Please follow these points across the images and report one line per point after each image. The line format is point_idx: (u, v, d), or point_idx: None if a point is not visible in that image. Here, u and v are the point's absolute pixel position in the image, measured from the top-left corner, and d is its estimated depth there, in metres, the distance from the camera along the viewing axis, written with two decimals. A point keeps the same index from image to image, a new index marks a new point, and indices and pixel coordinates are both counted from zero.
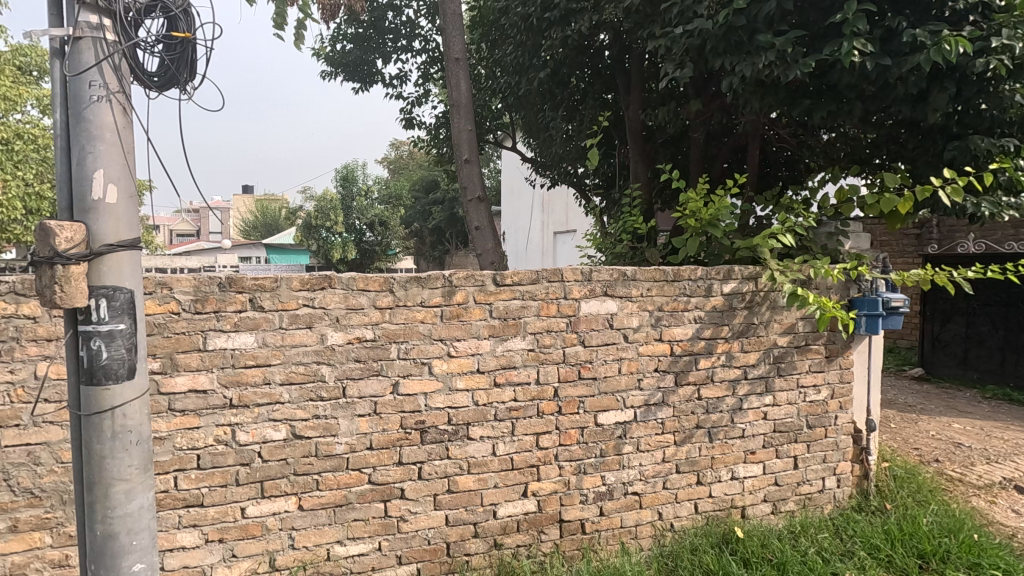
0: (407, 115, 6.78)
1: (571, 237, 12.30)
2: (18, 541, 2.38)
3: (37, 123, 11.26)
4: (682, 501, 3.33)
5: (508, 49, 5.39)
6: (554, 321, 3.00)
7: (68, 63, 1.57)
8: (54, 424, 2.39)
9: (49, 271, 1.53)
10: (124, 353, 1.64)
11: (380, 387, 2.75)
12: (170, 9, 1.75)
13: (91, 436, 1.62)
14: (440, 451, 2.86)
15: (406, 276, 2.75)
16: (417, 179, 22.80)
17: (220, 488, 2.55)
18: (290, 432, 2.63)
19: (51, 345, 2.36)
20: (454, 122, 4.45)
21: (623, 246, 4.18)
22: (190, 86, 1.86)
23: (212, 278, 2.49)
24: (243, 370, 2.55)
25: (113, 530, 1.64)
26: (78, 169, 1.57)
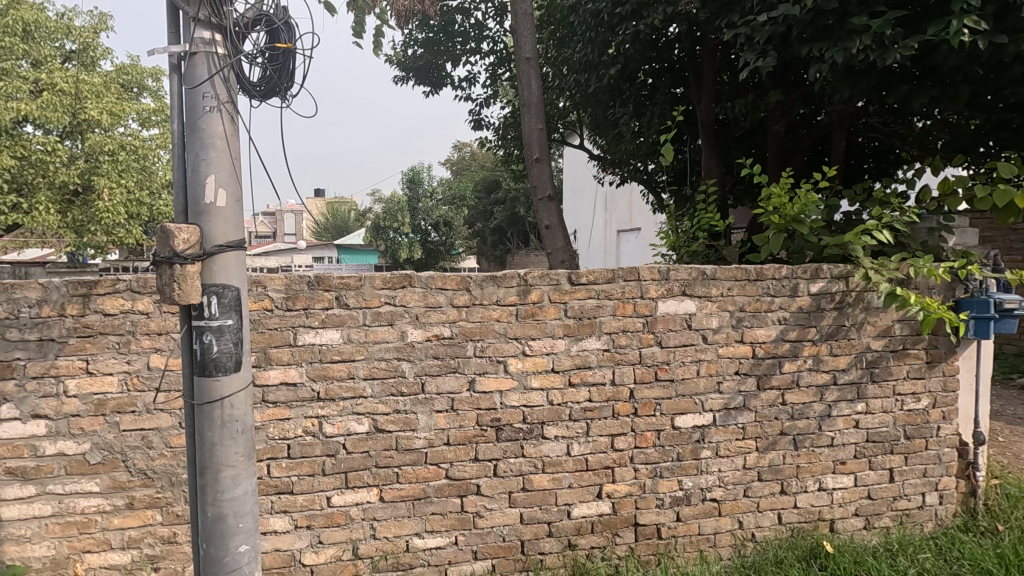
0: (475, 116, 6.88)
1: (636, 236, 12.04)
2: (134, 517, 2.60)
3: (137, 136, 12.36)
4: (765, 511, 3.18)
5: (575, 47, 5.34)
6: (631, 321, 2.94)
7: (184, 77, 1.69)
8: (164, 411, 2.60)
9: (168, 270, 1.64)
10: (232, 346, 1.74)
11: (457, 384, 2.80)
12: (274, 22, 1.85)
13: (204, 424, 1.73)
14: (515, 449, 2.88)
15: (483, 275, 2.78)
16: (480, 179, 23.03)
17: (308, 477, 2.69)
18: (373, 425, 2.73)
19: (161, 339, 2.56)
20: (525, 122, 4.46)
21: (698, 245, 4.01)
22: (289, 94, 1.96)
23: (302, 278, 2.62)
24: (330, 365, 2.67)
25: (222, 512, 1.76)
26: (193, 175, 1.69)
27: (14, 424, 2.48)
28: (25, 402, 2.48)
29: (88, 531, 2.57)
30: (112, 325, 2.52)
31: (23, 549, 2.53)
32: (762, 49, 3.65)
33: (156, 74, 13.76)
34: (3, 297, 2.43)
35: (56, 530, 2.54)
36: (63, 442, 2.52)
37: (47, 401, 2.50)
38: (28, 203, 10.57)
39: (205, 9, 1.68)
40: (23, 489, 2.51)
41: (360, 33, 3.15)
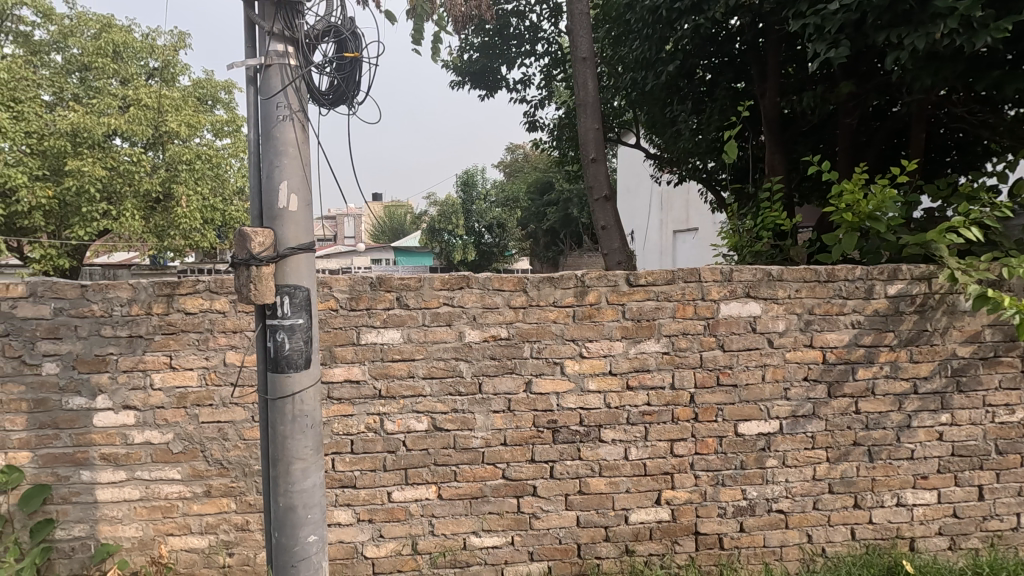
0: (530, 118, 6.90)
1: (693, 236, 11.70)
2: (212, 504, 2.76)
3: (211, 146, 13.17)
4: (836, 525, 3.01)
5: (632, 45, 5.25)
6: (691, 323, 2.86)
7: (259, 88, 1.79)
8: (238, 405, 2.74)
9: (245, 271, 1.73)
10: (302, 344, 1.82)
11: (514, 385, 2.81)
12: (342, 32, 1.92)
13: (276, 419, 1.82)
14: (572, 452, 2.86)
15: (540, 276, 2.78)
16: (533, 180, 23.05)
17: (369, 472, 2.77)
18: (432, 423, 2.78)
19: (236, 337, 2.71)
20: (581, 122, 4.43)
21: (762, 245, 3.81)
22: (356, 101, 2.03)
23: (365, 279, 2.70)
24: (390, 363, 2.74)
25: (293, 503, 1.84)
26: (267, 182, 1.78)
27: (108, 413, 2.70)
28: (118, 393, 2.69)
29: (170, 515, 2.75)
30: (193, 323, 2.69)
31: (115, 529, 2.74)
32: (834, 38, 3.47)
33: (228, 87, 14.61)
34: (99, 296, 2.65)
35: (143, 513, 2.74)
36: (149, 432, 2.72)
37: (136, 393, 2.70)
38: (117, 211, 11.42)
39: (279, 24, 1.77)
40: (115, 473, 2.72)
41: (419, 39, 3.23)
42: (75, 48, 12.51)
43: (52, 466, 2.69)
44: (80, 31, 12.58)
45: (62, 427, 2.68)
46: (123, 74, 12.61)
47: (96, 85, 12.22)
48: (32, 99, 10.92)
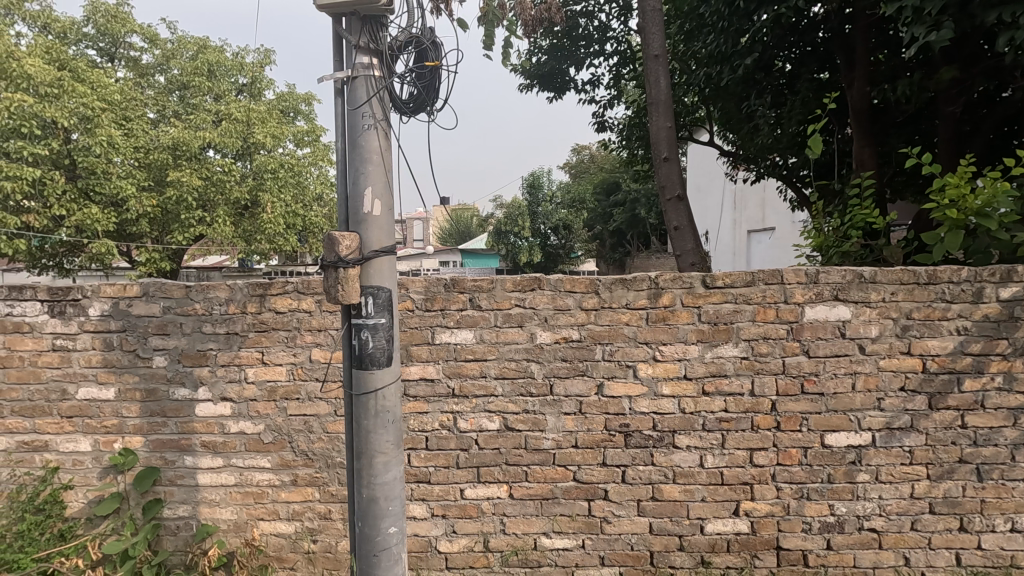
0: (598, 118, 6.83)
1: (769, 236, 11.15)
2: (298, 493, 2.94)
3: (293, 155, 14.01)
4: (938, 549, 2.78)
5: (706, 40, 5.09)
6: (772, 327, 2.73)
7: (346, 99, 1.88)
8: (322, 400, 2.90)
9: (333, 272, 1.83)
10: (385, 343, 1.90)
11: (586, 387, 2.79)
12: (422, 42, 1.99)
13: (361, 413, 1.91)
14: (645, 457, 2.80)
15: (612, 278, 2.75)
16: (599, 181, 22.76)
17: (443, 468, 2.85)
18: (503, 423, 2.82)
19: (320, 335, 2.87)
20: (653, 121, 4.34)
21: (852, 244, 3.51)
22: (435, 108, 2.09)
23: (440, 280, 2.79)
24: (464, 363, 2.81)
25: (375, 495, 1.92)
26: (354, 188, 1.87)
27: (208, 404, 2.93)
28: (216, 385, 2.92)
29: (261, 501, 2.95)
30: (282, 322, 2.87)
31: (213, 511, 2.97)
32: (936, 20, 3.18)
33: (308, 99, 15.48)
34: (201, 296, 2.89)
35: (237, 498, 2.95)
36: (243, 422, 2.92)
37: (232, 385, 2.91)
38: (211, 217, 12.35)
39: (365, 37, 1.86)
40: (214, 460, 2.95)
41: (490, 45, 3.29)
42: (176, 69, 13.69)
43: (160, 451, 2.96)
44: (180, 53, 13.76)
45: (169, 415, 2.94)
46: (216, 91, 13.66)
47: (193, 101, 13.30)
48: (140, 117, 12.04)
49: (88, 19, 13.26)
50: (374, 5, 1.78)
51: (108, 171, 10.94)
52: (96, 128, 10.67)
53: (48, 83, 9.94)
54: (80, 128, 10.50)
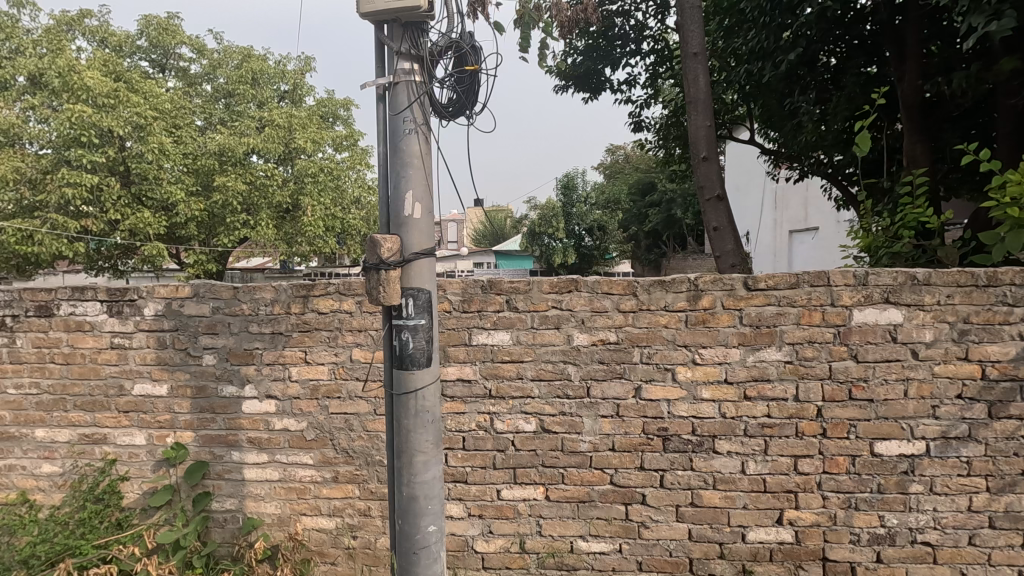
0: (634, 118, 6.75)
1: (812, 237, 10.80)
2: (339, 489, 3.01)
3: (332, 159, 14.35)
4: (998, 566, 2.64)
5: (747, 36, 4.97)
6: (818, 331, 2.64)
7: (388, 105, 1.92)
8: (362, 399, 2.96)
9: (375, 274, 1.87)
10: (425, 343, 1.92)
11: (623, 390, 2.77)
12: (462, 47, 2.01)
13: (401, 412, 1.94)
14: (683, 462, 2.76)
15: (650, 280, 2.71)
16: (634, 181, 22.49)
17: (480, 469, 2.87)
18: (540, 425, 2.82)
19: (361, 335, 2.93)
20: (692, 120, 4.26)
21: (903, 245, 3.36)
22: (474, 112, 2.11)
23: (477, 281, 2.81)
24: (500, 364, 2.82)
25: (415, 493, 1.95)
26: (395, 192, 1.91)
27: (254, 401, 3.03)
28: (262, 383, 3.02)
29: (304, 496, 3.03)
30: (325, 322, 2.95)
31: (258, 505, 3.07)
32: (997, 8, 3.05)
33: (346, 104, 15.85)
34: (248, 297, 2.99)
35: (281, 493, 3.04)
36: (287, 420, 3.01)
37: (277, 383, 3.00)
38: (254, 220, 12.69)
39: (407, 43, 1.89)
40: (259, 455, 3.05)
41: (527, 47, 3.30)
42: (222, 78, 14.23)
43: (209, 446, 3.07)
44: (226, 62, 14.30)
45: (218, 412, 3.06)
46: (260, 98, 14.13)
47: (238, 109, 13.80)
48: (188, 124, 12.56)
49: (141, 33, 13.92)
50: (416, 11, 1.81)
51: (158, 176, 11.44)
52: (148, 136, 11.21)
53: (104, 93, 10.65)
54: (134, 136, 11.04)
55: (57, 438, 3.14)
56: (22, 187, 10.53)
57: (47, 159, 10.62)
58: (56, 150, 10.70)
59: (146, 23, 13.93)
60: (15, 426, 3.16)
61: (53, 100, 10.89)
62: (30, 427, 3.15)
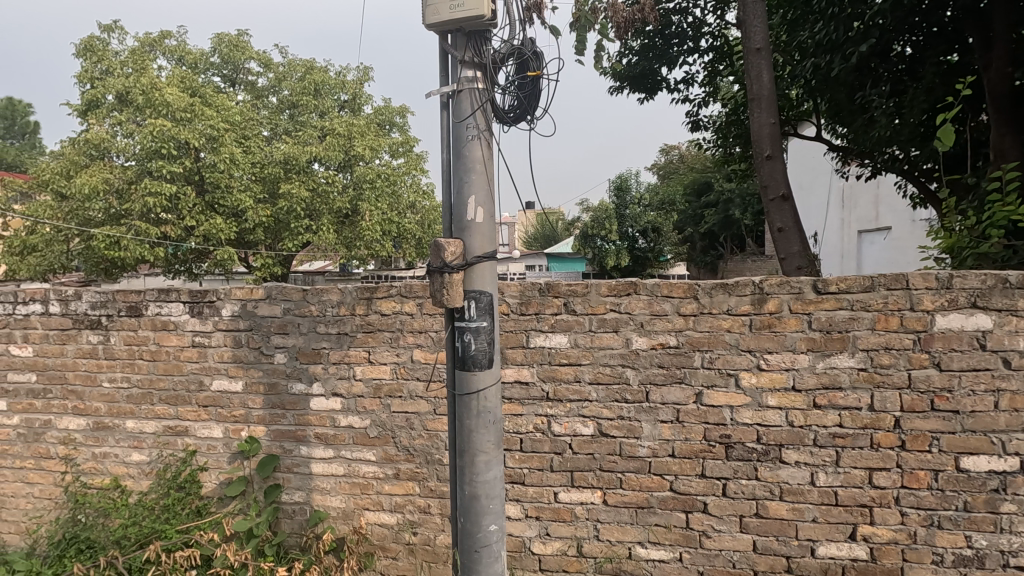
0: (692, 117, 6.60)
1: (884, 236, 10.21)
2: (400, 486, 3.10)
3: (389, 165, 14.78)
4: None
5: (814, 28, 4.77)
6: (895, 337, 2.50)
7: (452, 113, 1.96)
8: (423, 398, 3.04)
9: (440, 278, 1.92)
10: (486, 345, 1.95)
11: (683, 395, 2.71)
12: (524, 54, 2.04)
13: (464, 413, 1.98)
14: (748, 471, 2.67)
15: (712, 283, 2.65)
16: (689, 182, 21.93)
17: (538, 471, 2.89)
18: (598, 428, 2.80)
19: (422, 336, 3.02)
20: (754, 117, 4.13)
21: (992, 245, 3.12)
22: (535, 116, 2.14)
23: (535, 284, 2.83)
24: (558, 367, 2.83)
25: (477, 492, 1.98)
26: (458, 197, 1.94)
27: (321, 399, 3.17)
28: (329, 381, 3.15)
29: (367, 492, 3.14)
30: (387, 323, 3.05)
31: (324, 498, 3.20)
32: None
33: (402, 111, 16.29)
34: (316, 298, 3.13)
35: (346, 488, 3.17)
36: (352, 417, 3.13)
37: (343, 382, 3.13)
38: (316, 226, 13.18)
39: (470, 51, 1.93)
40: (325, 451, 3.18)
41: (583, 49, 3.30)
42: (286, 90, 14.96)
43: (279, 440, 3.24)
44: (290, 75, 15.03)
45: (288, 408, 3.21)
46: (322, 108, 14.76)
47: (302, 119, 14.46)
48: (255, 135, 13.27)
49: (214, 50, 14.84)
50: (479, 20, 1.85)
51: (229, 185, 12.13)
52: (220, 146, 11.91)
53: (182, 108, 11.45)
54: (207, 148, 11.78)
55: (145, 428, 3.39)
56: (110, 197, 11.42)
57: (132, 171, 11.48)
58: (139, 162, 11.55)
59: (219, 41, 14.83)
60: (109, 417, 3.44)
61: (138, 115, 11.78)
62: (121, 419, 3.42)
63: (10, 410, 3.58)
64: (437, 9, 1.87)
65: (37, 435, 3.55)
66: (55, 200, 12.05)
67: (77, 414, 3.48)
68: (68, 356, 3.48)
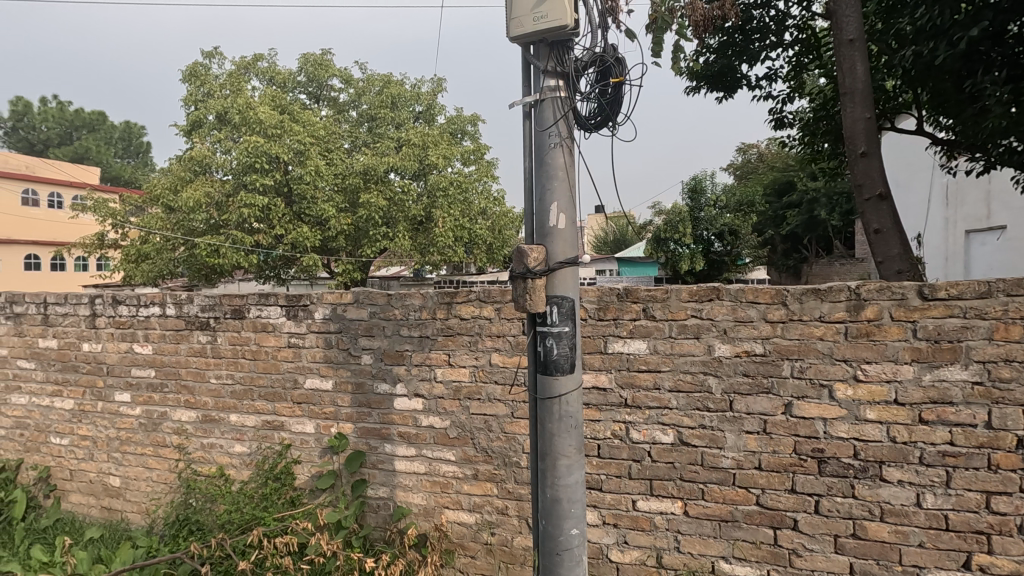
0: (775, 115, 6.30)
1: (999, 236, 9.25)
2: (479, 486, 3.17)
3: (461, 173, 15.15)
4: None
5: (914, 14, 4.43)
6: (1017, 348, 2.27)
7: (534, 122, 2.01)
8: (501, 401, 3.10)
9: (522, 283, 1.96)
10: (568, 350, 1.97)
11: (771, 406, 2.60)
12: (606, 61, 2.05)
13: (546, 416, 2.00)
14: (843, 488, 2.51)
15: (802, 288, 2.52)
16: (770, 181, 20.85)
17: (615, 477, 2.86)
18: (678, 437, 2.74)
19: (500, 340, 3.08)
20: (847, 112, 3.88)
21: None
22: (617, 122, 2.13)
23: (613, 289, 2.82)
24: (637, 373, 2.80)
25: (558, 495, 2.00)
26: (541, 204, 1.98)
27: (404, 399, 3.31)
28: (411, 382, 3.28)
29: (447, 490, 3.24)
30: (466, 327, 3.14)
31: (407, 495, 3.33)
32: None
33: (474, 120, 16.68)
34: (399, 302, 3.28)
35: (427, 485, 3.28)
36: (433, 417, 3.24)
37: (424, 383, 3.25)
38: (392, 233, 13.68)
39: (553, 61, 1.97)
40: (408, 449, 3.31)
41: (661, 51, 3.25)
42: (365, 104, 15.70)
43: (365, 438, 3.41)
44: (369, 90, 15.81)
45: (374, 407, 3.38)
46: (398, 120, 15.40)
47: (380, 131, 15.16)
48: (338, 148, 14.04)
49: (301, 69, 15.87)
50: (562, 30, 1.88)
51: (314, 196, 12.90)
52: (307, 159, 12.72)
53: (273, 125, 12.34)
54: (295, 161, 12.62)
55: (246, 422, 3.67)
56: (211, 208, 12.48)
57: (230, 185, 12.51)
58: (236, 176, 12.55)
59: (305, 61, 15.84)
60: (215, 411, 3.76)
61: (235, 133, 12.82)
62: (226, 412, 3.72)
63: (133, 401, 4.00)
64: (521, 22, 1.92)
65: (155, 425, 3.94)
66: (165, 213, 13.32)
67: (189, 407, 3.84)
68: (181, 354, 3.84)
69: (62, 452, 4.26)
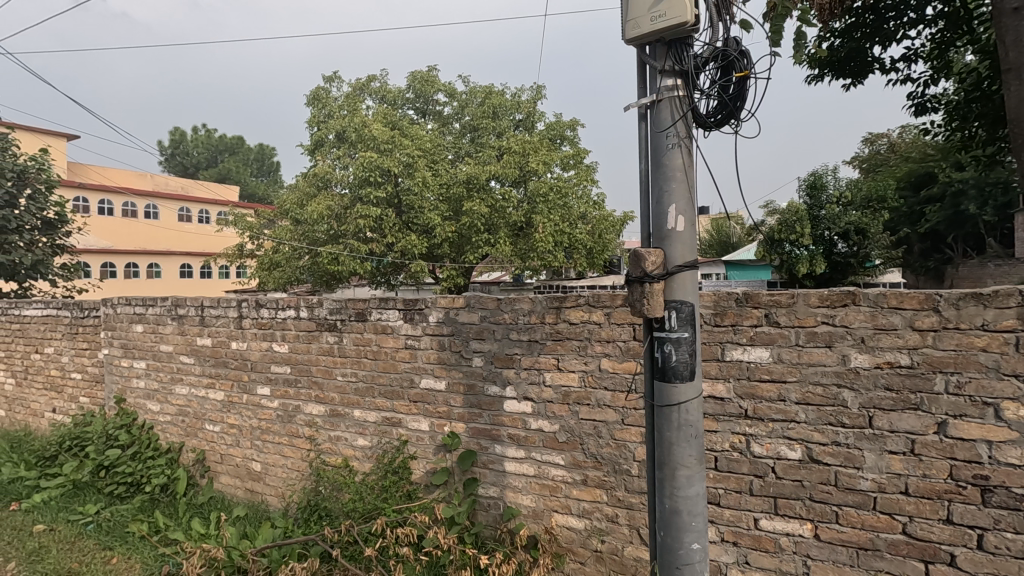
0: (915, 98, 5.65)
1: None
2: (588, 492, 3.15)
3: (560, 178, 15.16)
4: None
5: None
6: None
7: (651, 123, 1.96)
8: (611, 407, 3.06)
9: (639, 287, 1.91)
10: (688, 357, 1.90)
11: (920, 424, 2.32)
12: (728, 55, 1.96)
13: (663, 424, 1.94)
14: (1015, 522, 2.19)
15: (959, 292, 2.23)
16: (903, 173, 18.62)
17: (735, 492, 2.71)
18: (807, 453, 2.54)
19: (610, 345, 3.04)
20: (1012, 91, 3.37)
21: None
22: (741, 119, 2.03)
23: (731, 294, 2.68)
24: (759, 383, 2.63)
25: (678, 507, 1.93)
26: (658, 206, 1.93)
27: (514, 401, 3.37)
28: (521, 386, 3.34)
29: (557, 494, 3.25)
30: (576, 331, 3.14)
31: (517, 496, 3.39)
32: None
33: (573, 124, 16.65)
34: (508, 307, 3.35)
35: (536, 488, 3.32)
36: (542, 420, 3.28)
37: (533, 387, 3.29)
38: (494, 239, 14.00)
39: (670, 60, 1.93)
40: (517, 451, 3.37)
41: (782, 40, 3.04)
42: (469, 115, 16.31)
43: (477, 438, 3.52)
44: (472, 101, 16.42)
45: (485, 408, 3.48)
46: (499, 129, 15.82)
47: (482, 141, 15.67)
48: (443, 159, 14.66)
49: (410, 86, 16.82)
50: (683, 27, 1.84)
51: (422, 206, 13.57)
52: (415, 171, 13.42)
53: (385, 141, 13.31)
54: (405, 173, 13.40)
55: (368, 418, 3.94)
56: (332, 220, 13.57)
57: (348, 198, 13.61)
58: (353, 189, 13.57)
59: (413, 78, 16.77)
60: (341, 406, 4.07)
61: (352, 150, 13.90)
62: (351, 408, 4.02)
63: (272, 395, 4.44)
64: (638, 23, 1.90)
65: (290, 417, 4.34)
66: (294, 225, 14.73)
67: (318, 401, 4.19)
68: (312, 353, 4.21)
69: (214, 438, 4.83)
